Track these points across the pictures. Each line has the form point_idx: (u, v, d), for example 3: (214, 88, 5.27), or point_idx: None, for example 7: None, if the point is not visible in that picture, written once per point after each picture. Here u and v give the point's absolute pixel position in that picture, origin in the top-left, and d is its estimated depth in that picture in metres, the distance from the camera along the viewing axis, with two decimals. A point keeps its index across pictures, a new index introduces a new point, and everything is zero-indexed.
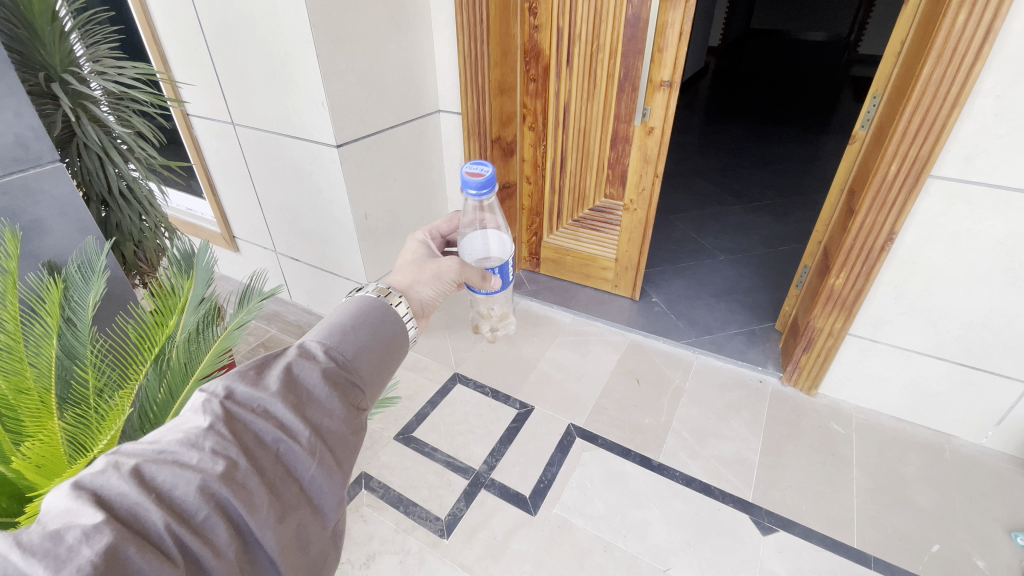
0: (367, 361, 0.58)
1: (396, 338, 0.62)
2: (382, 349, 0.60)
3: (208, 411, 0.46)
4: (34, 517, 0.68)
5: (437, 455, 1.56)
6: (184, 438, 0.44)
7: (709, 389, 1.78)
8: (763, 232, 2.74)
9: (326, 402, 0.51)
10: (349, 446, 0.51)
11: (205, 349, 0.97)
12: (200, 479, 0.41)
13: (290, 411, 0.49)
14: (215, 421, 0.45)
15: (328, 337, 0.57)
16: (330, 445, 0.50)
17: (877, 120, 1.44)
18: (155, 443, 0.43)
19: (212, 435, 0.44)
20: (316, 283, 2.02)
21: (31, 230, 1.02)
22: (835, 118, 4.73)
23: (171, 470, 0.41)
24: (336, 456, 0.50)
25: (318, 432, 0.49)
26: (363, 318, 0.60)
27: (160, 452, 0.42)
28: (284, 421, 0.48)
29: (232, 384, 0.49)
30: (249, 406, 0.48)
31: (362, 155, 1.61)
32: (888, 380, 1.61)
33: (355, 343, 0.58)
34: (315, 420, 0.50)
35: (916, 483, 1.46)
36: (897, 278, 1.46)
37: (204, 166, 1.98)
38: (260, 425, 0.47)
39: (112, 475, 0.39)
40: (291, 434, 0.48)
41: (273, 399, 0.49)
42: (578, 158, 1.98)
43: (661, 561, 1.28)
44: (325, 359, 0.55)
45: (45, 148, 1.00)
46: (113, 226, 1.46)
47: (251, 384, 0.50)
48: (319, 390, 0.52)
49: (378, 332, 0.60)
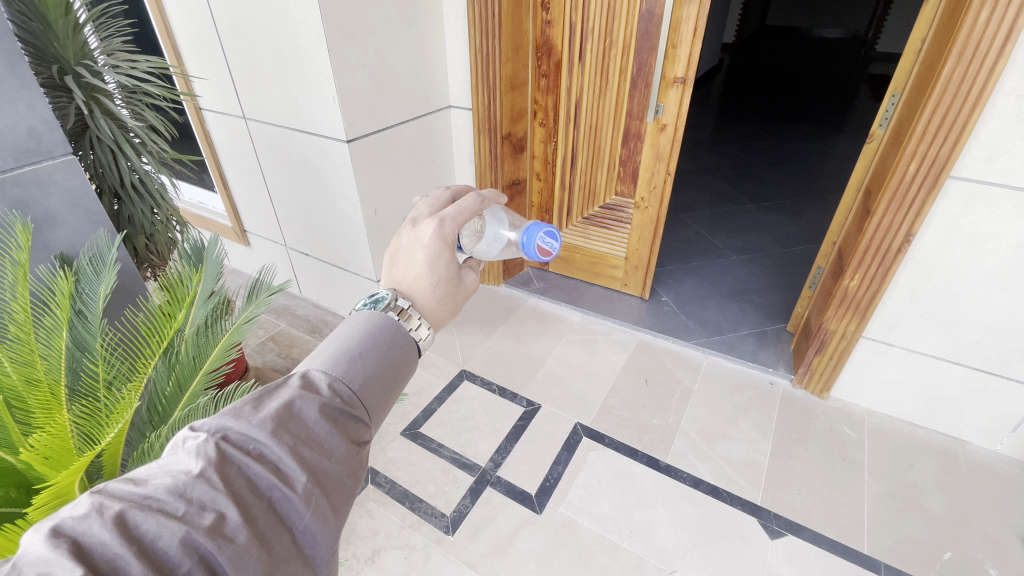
0: (377, 388, 0.49)
1: (409, 359, 0.52)
2: (394, 374, 0.50)
3: (201, 455, 0.38)
4: (44, 507, 0.69)
5: (443, 451, 1.56)
6: (171, 482, 0.36)
7: (719, 390, 1.76)
8: (776, 231, 2.70)
9: (328, 441, 0.43)
10: (350, 491, 0.43)
11: (213, 344, 0.98)
12: (185, 532, 0.34)
13: (288, 454, 0.40)
14: (206, 466, 0.37)
15: (335, 362, 0.47)
16: (329, 492, 0.42)
17: (895, 119, 1.41)
18: (142, 487, 0.36)
19: (201, 483, 0.36)
20: (325, 278, 2.02)
21: (43, 223, 1.03)
22: (851, 116, 4.66)
23: (156, 519, 0.34)
24: (336, 504, 0.42)
25: (317, 477, 0.41)
26: (376, 337, 0.50)
27: (147, 497, 0.35)
28: (280, 465, 0.40)
29: (225, 421, 0.41)
30: (245, 447, 0.40)
31: (372, 150, 1.61)
32: (902, 385, 1.58)
33: (365, 369, 0.48)
34: (315, 463, 0.41)
35: (930, 489, 1.43)
36: (913, 280, 1.43)
37: (216, 160, 1.99)
38: (254, 470, 0.39)
39: (94, 522, 0.33)
40: (288, 480, 0.40)
41: (268, 439, 0.40)
42: (588, 155, 1.96)
43: (666, 562, 1.27)
44: (330, 389, 0.46)
45: (57, 141, 1.01)
46: (126, 219, 1.47)
47: (246, 422, 0.41)
48: (322, 428, 0.43)
49: (392, 355, 0.50)
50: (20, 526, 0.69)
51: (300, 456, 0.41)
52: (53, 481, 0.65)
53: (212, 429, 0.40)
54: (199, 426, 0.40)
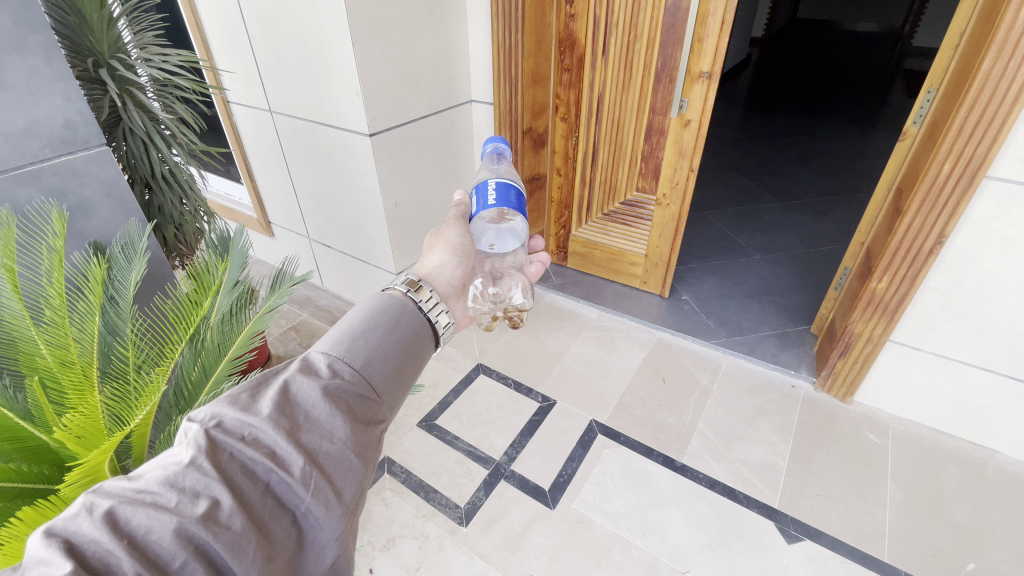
0: (381, 367, 0.51)
1: (415, 337, 0.55)
2: (397, 352, 0.53)
3: (191, 443, 0.40)
4: (75, 485, 0.73)
5: (458, 444, 1.57)
6: (164, 475, 0.39)
7: (737, 391, 1.73)
8: (802, 231, 2.64)
9: (327, 423, 0.45)
10: (356, 469, 0.45)
11: (237, 331, 1.00)
12: (176, 522, 0.36)
13: (283, 439, 0.42)
14: (197, 455, 0.40)
15: (336, 344, 0.50)
16: (331, 473, 0.43)
17: (930, 116, 1.35)
18: (136, 482, 0.39)
19: (192, 470, 0.39)
20: (346, 270, 2.05)
21: (78, 211, 1.07)
22: (886, 112, 4.50)
23: (146, 512, 0.36)
24: (340, 482, 0.43)
25: (316, 459, 0.43)
26: (377, 318, 0.53)
27: (139, 491, 0.38)
28: (276, 448, 0.42)
29: (222, 408, 0.44)
30: (238, 434, 0.43)
31: (394, 145, 1.62)
32: (930, 391, 1.54)
33: (367, 349, 0.51)
34: (312, 444, 0.44)
35: (954, 498, 1.39)
36: (944, 284, 1.38)
37: (243, 152, 2.03)
38: (248, 455, 0.41)
39: (83, 520, 0.35)
40: (283, 463, 0.42)
41: (264, 425, 0.43)
42: (610, 150, 1.94)
43: (680, 562, 1.26)
44: (331, 370, 0.48)
45: (92, 132, 1.05)
46: (156, 209, 1.52)
47: (241, 410, 0.44)
48: (319, 410, 0.45)
49: (395, 333, 0.53)
50: (55, 502, 0.72)
51: (296, 438, 0.43)
52: (85, 460, 0.68)
53: (208, 416, 0.43)
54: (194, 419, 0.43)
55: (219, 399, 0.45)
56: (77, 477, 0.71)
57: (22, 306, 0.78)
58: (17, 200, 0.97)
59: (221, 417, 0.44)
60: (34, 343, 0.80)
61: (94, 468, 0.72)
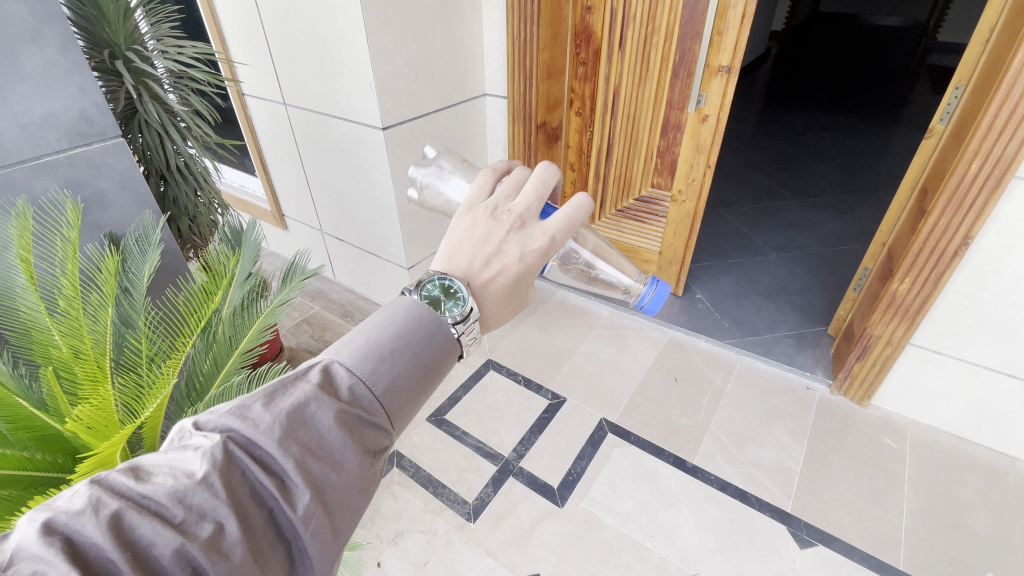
0: (401, 396, 0.47)
1: (441, 360, 0.51)
2: (422, 378, 0.49)
3: (205, 456, 0.37)
4: (85, 475, 0.73)
5: (467, 439, 1.57)
6: (172, 486, 0.36)
7: (752, 392, 1.70)
8: (820, 230, 2.59)
9: (338, 453, 0.42)
10: (355, 506, 0.43)
11: (248, 325, 0.99)
12: (179, 544, 0.33)
13: (295, 468, 0.39)
14: (210, 471, 0.36)
15: (362, 361, 0.46)
16: (332, 509, 0.41)
17: (958, 113, 1.31)
18: (144, 484, 0.36)
19: (202, 489, 0.36)
20: (358, 263, 2.06)
21: (93, 203, 1.07)
22: (909, 109, 4.39)
23: (152, 524, 0.34)
24: (338, 519, 0.41)
25: (321, 495, 0.40)
26: (408, 337, 0.49)
27: (145, 498, 0.35)
28: (285, 477, 0.40)
29: (232, 419, 0.40)
30: (247, 453, 0.39)
31: (406, 138, 1.61)
32: (951, 396, 1.50)
33: (392, 372, 0.47)
34: (321, 477, 0.40)
35: (974, 507, 1.35)
36: (969, 286, 1.34)
37: (257, 144, 2.04)
38: (257, 478, 0.38)
39: (88, 520, 0.33)
40: (289, 495, 0.39)
41: (275, 449, 0.39)
42: (625, 146, 1.91)
43: (689, 565, 1.24)
44: (350, 393, 0.45)
45: (108, 123, 1.05)
46: (171, 200, 1.53)
47: (253, 426, 0.40)
48: (333, 437, 0.42)
49: (423, 357, 0.49)
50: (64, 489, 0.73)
51: (305, 470, 0.40)
52: (96, 453, 0.69)
53: (219, 430, 0.39)
54: (205, 424, 0.40)
55: (230, 406, 0.40)
56: (88, 468, 0.72)
57: (38, 297, 0.79)
58: (34, 190, 0.98)
59: (228, 430, 0.40)
60: (49, 333, 0.81)
61: (104, 460, 0.73)
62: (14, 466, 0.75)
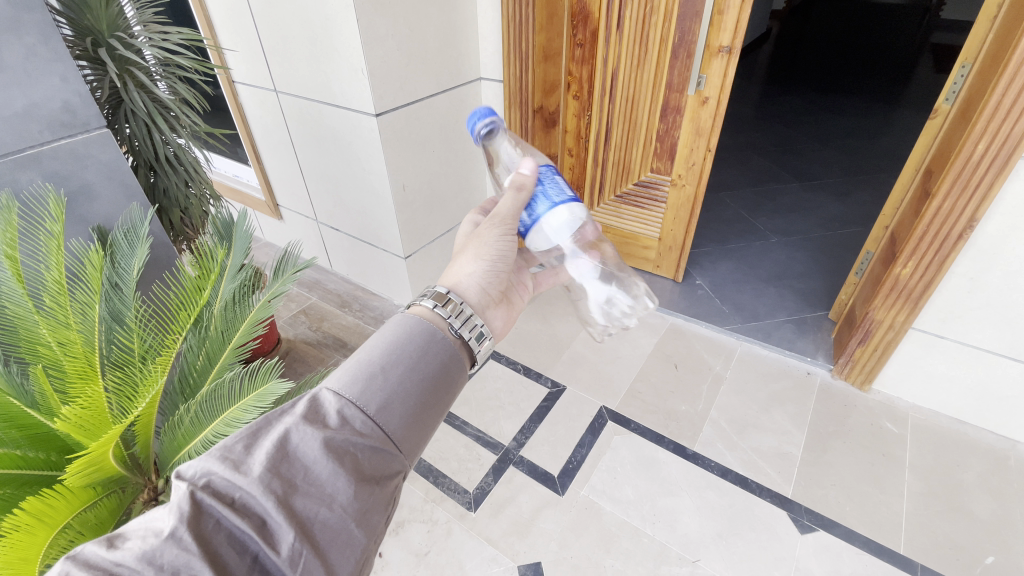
0: (398, 412, 0.49)
1: (440, 371, 0.54)
2: (419, 390, 0.51)
3: (174, 509, 0.39)
4: (77, 476, 0.72)
5: (467, 429, 1.56)
6: (142, 548, 0.38)
7: (752, 378, 1.70)
8: (822, 213, 2.56)
9: (326, 486, 0.43)
10: (355, 540, 0.43)
11: (241, 319, 0.96)
12: None
13: (274, 507, 0.41)
14: (177, 526, 0.38)
15: (350, 385, 0.49)
16: (326, 545, 0.42)
17: (964, 93, 1.27)
18: (116, 552, 0.38)
19: (170, 545, 0.37)
20: (355, 253, 2.03)
21: (80, 195, 1.05)
22: (911, 88, 4.33)
23: None
24: (333, 557, 0.42)
25: (312, 530, 0.41)
26: (398, 356, 0.52)
27: (116, 565, 0.37)
28: (267, 518, 0.41)
29: (212, 464, 0.43)
30: (226, 498, 0.41)
31: (401, 125, 1.58)
32: (953, 380, 1.49)
33: (385, 388, 0.50)
34: (308, 512, 0.42)
35: (974, 490, 1.35)
36: (973, 269, 1.32)
37: (249, 133, 1.99)
38: (235, 523, 0.40)
39: None
40: (271, 537, 0.40)
41: (253, 488, 0.41)
42: (624, 130, 1.87)
43: (690, 551, 1.25)
44: (341, 415, 0.47)
45: (92, 114, 1.02)
46: (161, 192, 1.50)
47: (232, 468, 0.42)
48: (319, 467, 0.44)
49: (418, 370, 0.52)
50: (60, 491, 0.72)
51: (289, 506, 0.42)
52: (87, 452, 0.68)
53: (199, 474, 0.42)
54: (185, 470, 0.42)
55: (211, 451, 0.43)
56: (80, 467, 0.71)
57: (24, 293, 0.78)
58: (17, 184, 0.95)
59: (210, 473, 0.42)
60: (37, 331, 0.80)
61: (97, 459, 0.72)
62: (8, 467, 0.75)
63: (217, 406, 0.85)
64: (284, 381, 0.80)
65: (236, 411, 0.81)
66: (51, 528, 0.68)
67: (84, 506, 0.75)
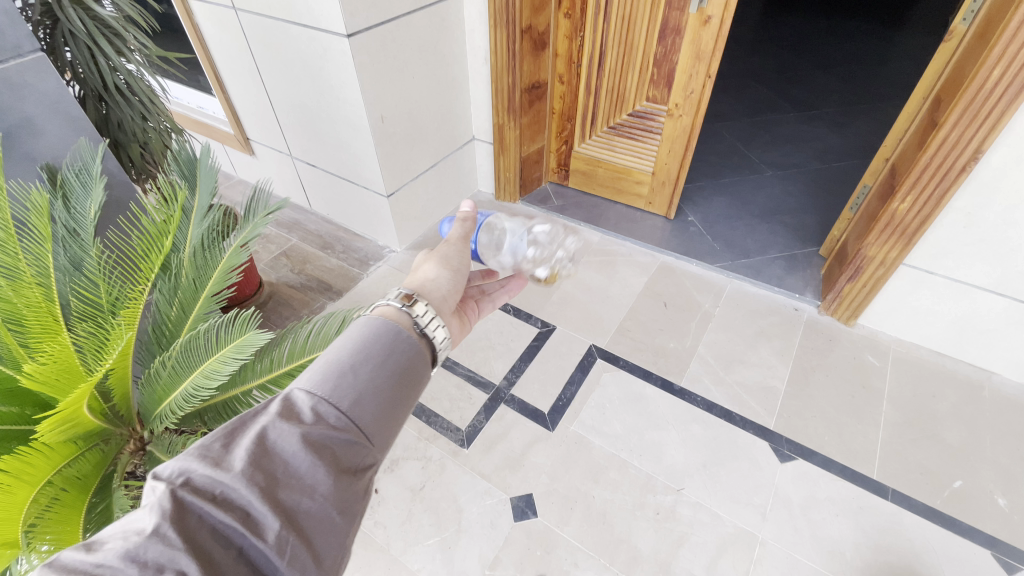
0: (375, 403, 0.48)
1: (415, 362, 0.52)
2: (395, 380, 0.50)
3: (155, 508, 0.37)
4: (52, 432, 0.69)
5: (458, 369, 1.55)
6: (123, 547, 0.36)
7: (740, 315, 1.70)
8: (818, 145, 2.48)
9: (308, 477, 0.42)
10: (339, 529, 0.42)
11: (213, 266, 0.89)
12: None
13: (257, 500, 0.39)
14: (158, 523, 0.36)
15: (324, 379, 0.47)
16: (309, 536, 0.40)
17: (983, 12, 1.18)
18: (95, 554, 0.36)
19: (155, 542, 0.35)
20: (334, 191, 1.93)
21: (22, 130, 0.95)
22: (918, 9, 4.10)
23: None
24: (320, 550, 0.40)
25: (294, 524, 0.40)
26: (367, 354, 0.49)
27: (96, 567, 0.35)
28: (249, 512, 0.39)
29: (191, 461, 0.41)
30: (208, 493, 0.39)
31: (376, 48, 1.44)
32: (937, 314, 1.51)
33: (358, 383, 0.47)
34: (290, 505, 0.41)
35: (948, 418, 1.41)
36: (971, 203, 1.29)
37: (209, 58, 1.81)
38: (218, 518, 0.38)
39: None
40: (257, 527, 0.39)
41: (236, 482, 0.40)
42: (619, 53, 1.75)
43: (675, 480, 1.30)
44: (316, 411, 0.45)
45: (21, 35, 0.90)
46: (115, 125, 1.38)
47: (211, 464, 0.41)
48: (299, 459, 0.42)
49: (392, 361, 0.50)
50: (38, 447, 0.69)
51: (271, 498, 0.40)
52: (58, 408, 0.64)
53: (178, 472, 0.40)
54: (162, 470, 0.40)
55: (188, 449, 0.41)
56: (56, 423, 0.68)
57: None
58: None
59: (189, 471, 0.41)
60: None
61: (71, 414, 0.69)
62: None
63: (196, 357, 0.80)
64: (264, 331, 0.75)
65: (215, 363, 0.77)
66: (33, 485, 0.66)
67: (66, 461, 0.73)
